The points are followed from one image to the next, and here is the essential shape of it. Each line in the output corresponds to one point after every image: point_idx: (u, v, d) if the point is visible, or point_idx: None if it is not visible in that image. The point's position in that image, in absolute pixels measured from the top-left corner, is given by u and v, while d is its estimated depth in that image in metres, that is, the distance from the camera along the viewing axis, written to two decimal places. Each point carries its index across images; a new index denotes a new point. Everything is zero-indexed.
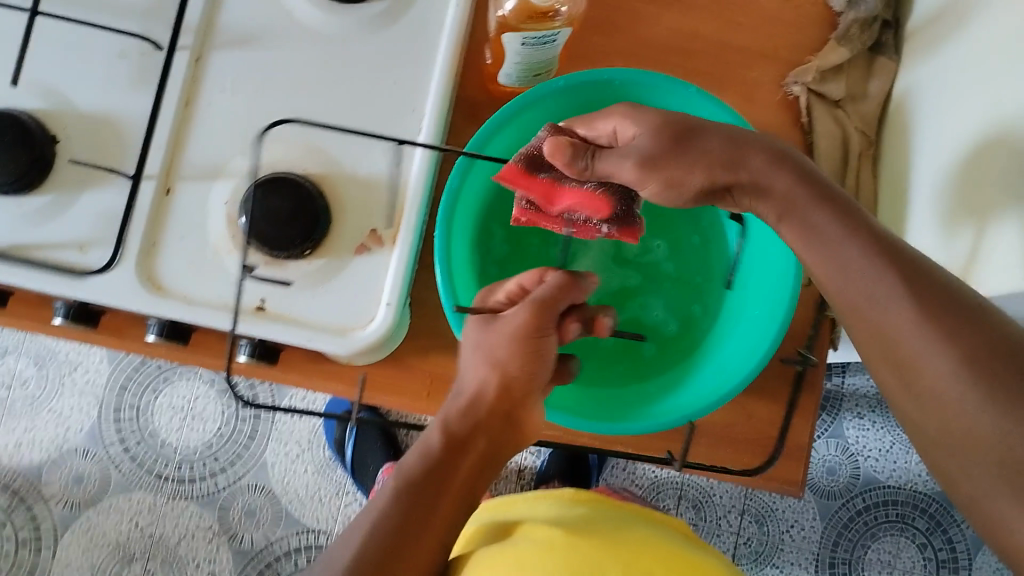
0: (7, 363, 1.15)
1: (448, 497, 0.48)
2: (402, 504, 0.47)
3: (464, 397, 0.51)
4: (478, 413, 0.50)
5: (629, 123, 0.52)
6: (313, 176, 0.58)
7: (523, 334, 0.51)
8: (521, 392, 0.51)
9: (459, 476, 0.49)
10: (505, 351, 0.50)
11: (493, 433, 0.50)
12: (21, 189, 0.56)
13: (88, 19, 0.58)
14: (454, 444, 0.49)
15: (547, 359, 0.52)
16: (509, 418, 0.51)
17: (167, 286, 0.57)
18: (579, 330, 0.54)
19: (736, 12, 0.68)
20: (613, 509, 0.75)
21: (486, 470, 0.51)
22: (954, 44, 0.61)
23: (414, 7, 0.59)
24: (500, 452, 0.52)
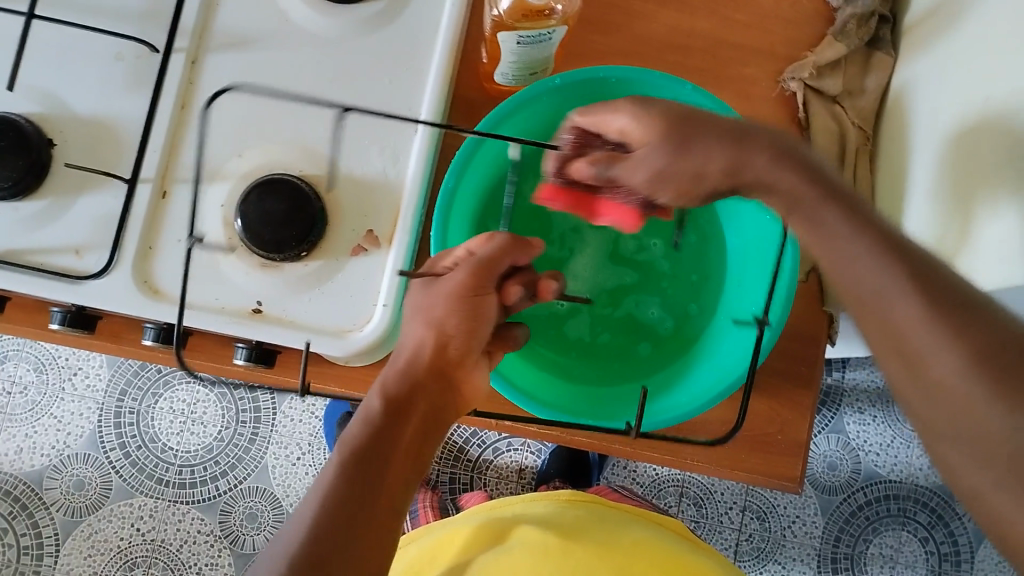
0: (7, 369, 1.15)
1: (395, 462, 0.46)
2: (350, 473, 0.44)
3: (403, 358, 0.49)
4: (418, 372, 0.48)
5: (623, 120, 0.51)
6: (309, 177, 0.58)
7: (459, 291, 0.50)
8: (461, 352, 0.50)
9: (405, 440, 0.47)
10: (442, 307, 0.50)
11: (433, 396, 0.49)
12: (17, 194, 0.56)
13: (84, 23, 0.58)
14: (395, 406, 0.47)
15: (483, 318, 0.51)
16: (447, 378, 0.50)
17: (164, 290, 0.57)
18: (522, 293, 0.53)
19: (732, 9, 0.68)
20: (610, 511, 0.75)
21: (429, 434, 0.49)
22: (951, 37, 0.61)
23: (410, 6, 0.59)
24: (442, 416, 0.50)
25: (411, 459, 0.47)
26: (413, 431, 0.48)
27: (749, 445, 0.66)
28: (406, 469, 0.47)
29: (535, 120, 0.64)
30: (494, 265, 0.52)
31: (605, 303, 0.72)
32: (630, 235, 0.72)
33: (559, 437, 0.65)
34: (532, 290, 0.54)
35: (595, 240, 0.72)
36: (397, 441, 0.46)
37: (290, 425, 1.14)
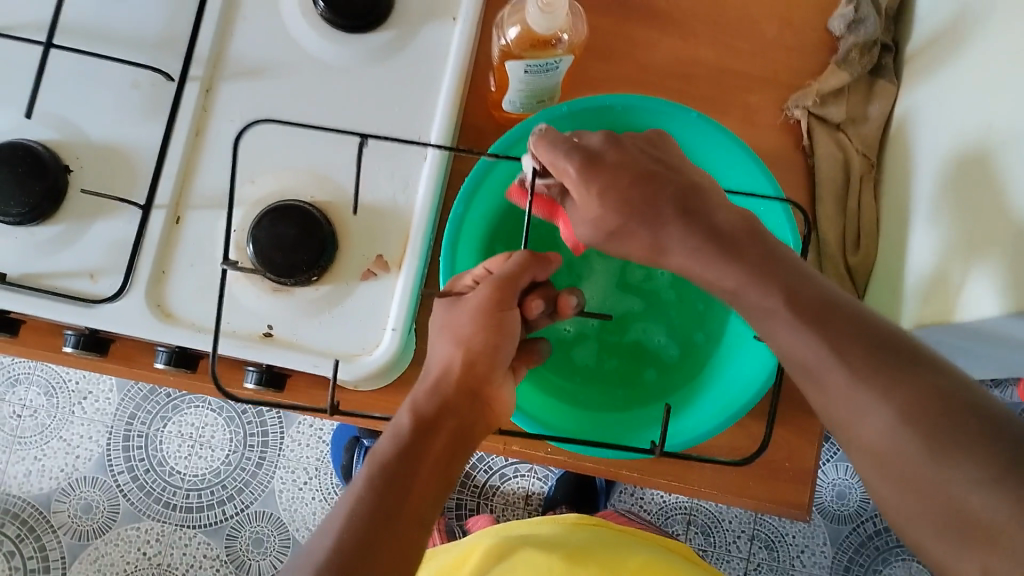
0: (18, 393, 1.16)
1: (421, 480, 0.46)
2: (373, 492, 0.45)
3: (430, 378, 0.50)
4: (447, 390, 0.49)
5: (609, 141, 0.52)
6: (319, 204, 0.59)
7: (485, 307, 0.50)
8: (488, 369, 0.50)
9: (432, 459, 0.47)
10: (468, 325, 0.50)
11: (464, 414, 0.49)
12: (33, 219, 0.57)
13: (102, 52, 0.60)
14: (422, 425, 0.47)
15: (510, 334, 0.51)
16: (477, 397, 0.49)
17: (176, 313, 0.58)
18: (543, 308, 0.52)
19: (737, 38, 0.69)
20: (617, 535, 0.75)
21: (460, 454, 0.49)
22: (953, 66, 0.62)
23: (421, 36, 0.61)
24: (474, 435, 0.50)
25: (440, 477, 0.47)
26: (443, 449, 0.48)
27: (755, 471, 0.66)
28: (434, 487, 0.47)
29: None
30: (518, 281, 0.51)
31: (611, 330, 0.72)
32: (637, 265, 0.73)
33: (566, 463, 0.65)
34: (554, 304, 0.54)
35: (604, 268, 0.73)
36: (424, 459, 0.46)
37: (298, 450, 1.14)
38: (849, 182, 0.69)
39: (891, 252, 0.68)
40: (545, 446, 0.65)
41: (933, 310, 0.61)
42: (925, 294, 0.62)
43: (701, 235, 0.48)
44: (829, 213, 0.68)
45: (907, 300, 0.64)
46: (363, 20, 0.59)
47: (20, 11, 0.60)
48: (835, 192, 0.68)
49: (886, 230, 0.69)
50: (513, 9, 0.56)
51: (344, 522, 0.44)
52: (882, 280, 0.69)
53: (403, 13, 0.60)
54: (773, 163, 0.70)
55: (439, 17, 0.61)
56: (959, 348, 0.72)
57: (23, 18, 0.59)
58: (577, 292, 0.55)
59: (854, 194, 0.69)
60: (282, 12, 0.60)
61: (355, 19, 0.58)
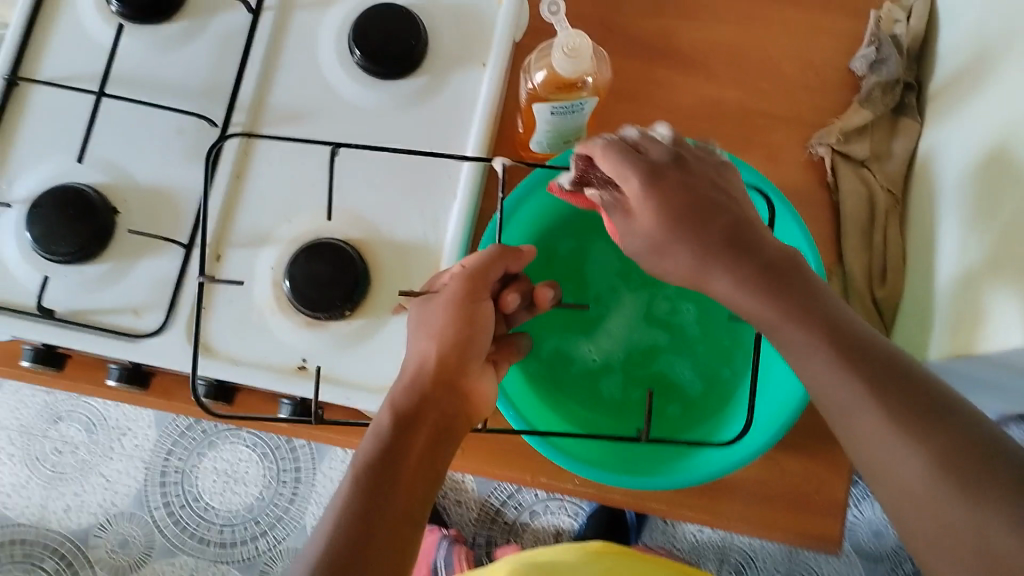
0: (60, 429, 1.19)
1: (408, 472, 0.46)
2: (362, 486, 0.44)
3: (407, 374, 0.50)
4: (425, 384, 0.50)
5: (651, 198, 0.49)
6: (354, 241, 0.61)
7: (455, 298, 0.53)
8: (460, 362, 0.52)
9: (416, 450, 0.47)
10: (441, 319, 0.52)
11: (441, 410, 0.50)
12: (82, 258, 0.59)
13: (149, 100, 0.63)
14: (402, 418, 0.48)
15: (480, 324, 0.54)
16: (455, 391, 0.51)
17: (214, 347, 0.60)
18: (519, 300, 0.56)
19: (759, 80, 0.70)
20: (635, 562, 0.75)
21: (445, 447, 0.49)
22: (974, 103, 0.63)
23: (451, 81, 0.63)
24: (456, 430, 0.50)
25: (428, 470, 0.47)
26: (427, 443, 0.48)
27: (785, 504, 0.66)
28: (424, 480, 0.47)
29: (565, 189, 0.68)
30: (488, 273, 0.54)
31: (637, 361, 0.73)
32: (664, 298, 0.74)
33: (594, 494, 0.65)
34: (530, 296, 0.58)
35: (632, 301, 0.74)
36: (409, 451, 0.47)
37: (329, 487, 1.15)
38: (875, 216, 0.69)
39: (917, 286, 0.68)
40: (573, 478, 0.65)
41: (960, 341, 0.61)
42: (952, 328, 0.62)
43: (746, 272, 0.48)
44: (855, 248, 0.69)
45: (932, 338, 0.64)
46: (398, 66, 0.61)
47: (74, 62, 0.63)
48: (860, 229, 0.69)
49: (914, 265, 0.69)
50: (540, 54, 0.58)
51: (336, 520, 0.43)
52: (908, 314, 0.69)
53: (436, 59, 0.63)
54: (798, 200, 0.70)
55: (469, 62, 0.63)
56: (988, 382, 0.72)
57: (77, 69, 0.63)
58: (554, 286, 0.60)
59: (881, 229, 0.69)
60: (320, 60, 0.63)
61: (390, 65, 0.61)
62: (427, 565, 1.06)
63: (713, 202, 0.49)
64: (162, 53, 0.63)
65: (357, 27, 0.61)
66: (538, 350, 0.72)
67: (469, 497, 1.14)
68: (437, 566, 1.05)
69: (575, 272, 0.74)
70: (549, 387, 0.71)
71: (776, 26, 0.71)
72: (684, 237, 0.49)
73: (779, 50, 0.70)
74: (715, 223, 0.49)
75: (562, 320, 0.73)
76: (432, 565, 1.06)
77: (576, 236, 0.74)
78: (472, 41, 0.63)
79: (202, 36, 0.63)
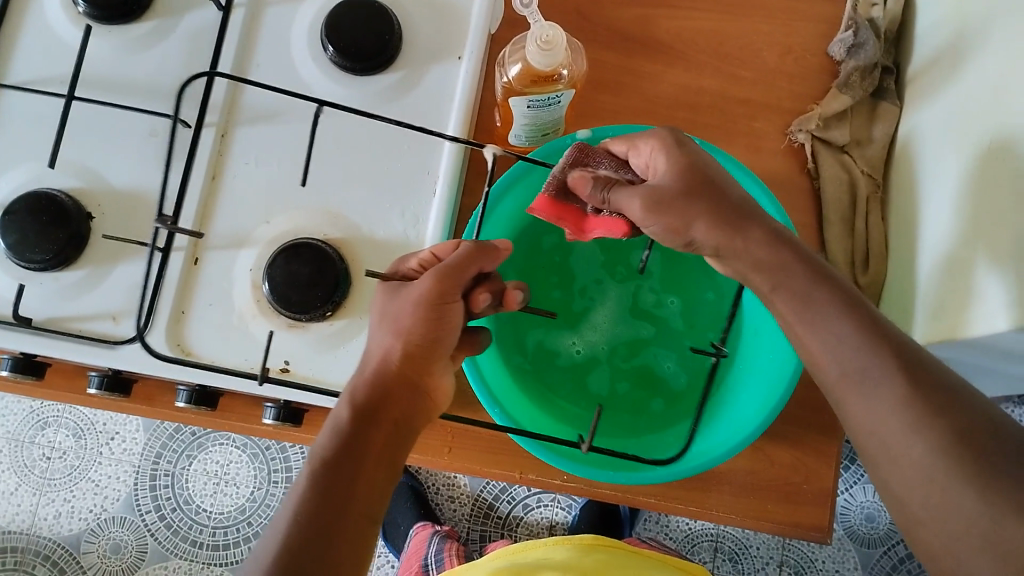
0: (47, 435, 1.18)
1: (368, 471, 0.47)
2: (317, 488, 0.45)
3: (370, 368, 0.50)
4: (388, 379, 0.49)
5: (661, 155, 0.53)
6: (333, 241, 0.60)
7: (424, 299, 0.50)
8: (425, 357, 0.51)
9: (376, 446, 0.48)
10: (408, 318, 0.50)
11: (404, 403, 0.50)
12: (58, 265, 0.59)
13: (122, 102, 0.62)
14: (364, 414, 0.48)
15: (447, 325, 0.51)
16: (417, 385, 0.51)
17: (196, 352, 0.60)
18: (489, 301, 0.54)
19: (738, 67, 0.70)
20: (623, 556, 0.75)
21: (402, 442, 0.50)
22: (953, 85, 0.62)
23: (427, 76, 0.62)
24: (413, 424, 0.51)
25: (385, 467, 0.48)
26: (385, 439, 0.49)
27: (774, 495, 0.66)
28: (381, 478, 0.48)
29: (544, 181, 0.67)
30: (463, 272, 0.51)
31: (621, 354, 0.73)
32: (649, 290, 0.74)
33: (583, 490, 0.65)
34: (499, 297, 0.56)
35: (616, 294, 0.74)
36: (367, 450, 0.47)
37: None
38: (857, 203, 0.69)
39: (900, 271, 0.68)
40: (561, 474, 0.65)
41: (944, 326, 0.61)
42: (937, 314, 0.62)
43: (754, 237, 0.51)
44: (838, 235, 0.69)
45: (917, 324, 0.65)
46: (373, 62, 0.60)
47: (44, 65, 0.62)
48: (842, 216, 0.69)
49: (896, 251, 0.69)
50: (514, 48, 0.58)
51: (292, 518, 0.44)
52: (892, 299, 0.69)
53: (411, 54, 0.62)
54: (780, 188, 0.70)
55: (444, 57, 0.63)
56: (974, 368, 0.72)
57: (47, 72, 0.62)
58: (523, 288, 0.58)
59: (862, 216, 0.70)
60: (293, 59, 0.62)
61: (365, 61, 0.60)
62: (417, 563, 1.01)
63: (718, 178, 0.53)
64: (132, 53, 0.62)
65: (328, 23, 0.60)
66: (523, 346, 0.72)
67: (462, 493, 1.15)
68: (428, 564, 1.00)
69: (560, 266, 0.74)
70: (535, 383, 0.71)
71: (754, 12, 0.70)
72: (695, 194, 0.51)
73: (757, 37, 0.70)
74: (722, 189, 0.53)
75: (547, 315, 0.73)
76: (423, 561, 1.01)
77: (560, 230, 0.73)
78: (447, 35, 0.63)
79: (173, 36, 0.62)
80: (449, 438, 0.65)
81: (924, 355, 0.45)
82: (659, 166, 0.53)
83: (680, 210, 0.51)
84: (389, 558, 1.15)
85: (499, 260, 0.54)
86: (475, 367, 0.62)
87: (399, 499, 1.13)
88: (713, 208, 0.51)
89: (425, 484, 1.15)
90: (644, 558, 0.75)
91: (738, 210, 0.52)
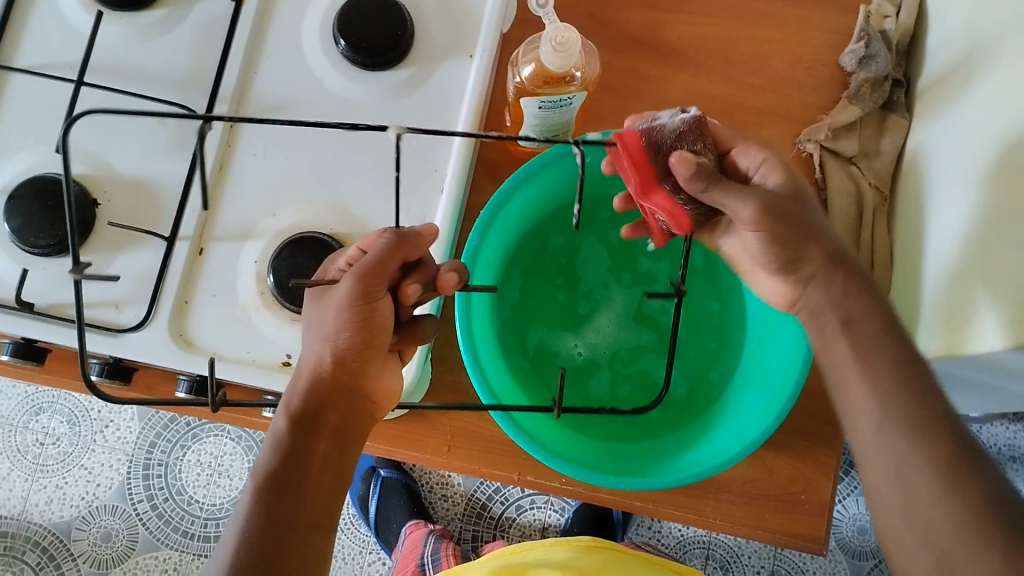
0: (41, 421, 1.18)
1: (313, 480, 0.47)
2: (266, 499, 0.45)
3: (303, 374, 0.49)
4: (321, 388, 0.48)
5: (777, 169, 0.54)
6: (339, 236, 0.60)
7: (346, 302, 0.48)
8: (360, 361, 0.49)
9: (319, 454, 0.48)
10: (333, 323, 0.48)
11: (345, 407, 0.49)
12: (63, 250, 0.59)
13: (131, 89, 0.61)
14: (303, 420, 0.48)
15: (378, 319, 0.49)
16: (355, 390, 0.50)
17: (197, 342, 0.59)
18: (419, 292, 0.51)
19: (748, 74, 0.70)
20: (625, 557, 0.75)
21: (347, 446, 0.50)
22: (964, 100, 0.62)
23: (439, 72, 0.62)
24: (357, 428, 0.50)
25: (332, 474, 0.48)
26: (327, 446, 0.48)
27: (772, 504, 0.66)
28: (329, 487, 0.47)
29: (554, 181, 0.67)
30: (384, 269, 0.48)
31: (623, 360, 0.73)
32: (654, 297, 0.74)
33: (583, 493, 0.65)
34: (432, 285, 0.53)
35: (621, 299, 0.74)
36: (311, 459, 0.47)
37: None
38: (863, 216, 0.70)
39: (906, 286, 0.68)
40: (559, 476, 0.65)
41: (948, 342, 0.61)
42: (941, 328, 0.62)
43: (816, 261, 0.52)
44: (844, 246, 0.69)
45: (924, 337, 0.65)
46: (384, 58, 0.60)
47: (55, 50, 0.62)
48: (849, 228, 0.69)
49: (901, 265, 0.69)
50: (527, 48, 0.58)
51: (242, 531, 0.45)
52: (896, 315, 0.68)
53: (422, 51, 0.62)
54: None
55: (455, 55, 0.62)
56: (974, 385, 0.72)
57: (56, 57, 0.62)
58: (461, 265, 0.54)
59: (869, 230, 0.70)
60: (304, 51, 0.62)
61: (377, 57, 0.60)
62: (414, 562, 1.00)
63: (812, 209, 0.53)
64: (144, 41, 0.62)
65: (341, 17, 0.60)
66: (524, 344, 0.73)
67: (456, 492, 1.15)
68: (424, 563, 0.99)
69: (566, 268, 0.75)
70: (535, 381, 0.71)
71: (766, 21, 0.70)
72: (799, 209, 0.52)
73: (769, 46, 0.70)
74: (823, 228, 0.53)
75: (551, 316, 0.74)
76: (419, 560, 1.00)
77: (565, 232, 0.74)
78: (458, 32, 0.63)
79: (184, 25, 0.62)
80: (449, 438, 0.65)
81: (914, 387, 0.48)
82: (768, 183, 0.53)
83: (784, 219, 0.51)
84: (380, 555, 1.15)
85: (427, 243, 0.52)
86: (479, 368, 0.60)
87: (393, 497, 1.13)
88: (821, 249, 0.52)
89: (419, 482, 1.15)
90: (647, 560, 0.75)
91: (835, 258, 0.52)
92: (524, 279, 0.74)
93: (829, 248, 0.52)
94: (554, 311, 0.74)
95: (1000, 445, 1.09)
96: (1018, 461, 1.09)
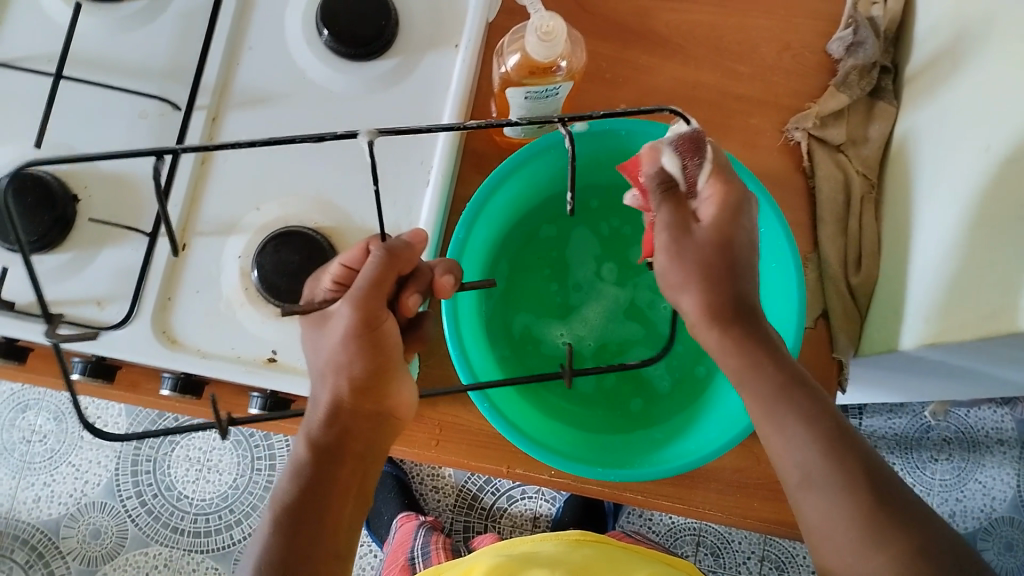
0: (28, 418, 1.16)
1: (334, 509, 0.46)
2: None
3: (322, 405, 0.47)
4: (346, 418, 0.47)
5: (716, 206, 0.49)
6: (324, 229, 0.60)
7: (349, 332, 0.46)
8: (377, 386, 0.47)
9: (339, 482, 0.47)
10: (340, 351, 0.46)
11: (368, 436, 0.48)
12: (44, 247, 0.58)
13: (111, 82, 0.60)
14: (323, 451, 0.46)
15: (388, 343, 0.48)
16: (378, 415, 0.48)
17: (181, 339, 0.58)
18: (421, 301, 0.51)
19: (734, 62, 0.70)
20: (613, 550, 0.75)
21: (369, 472, 0.49)
22: (952, 86, 0.62)
23: (423, 63, 0.61)
24: (379, 453, 0.49)
25: (352, 502, 0.47)
26: (350, 474, 0.47)
27: (761, 493, 0.66)
28: (349, 515, 0.47)
29: (539, 171, 0.66)
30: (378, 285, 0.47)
31: (610, 353, 0.73)
32: (646, 290, 0.74)
33: (572, 484, 0.65)
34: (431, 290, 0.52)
35: (611, 293, 0.74)
36: (329, 488, 0.46)
37: None
38: (850, 202, 0.69)
39: (890, 275, 0.68)
40: (549, 469, 0.65)
41: (932, 331, 0.60)
42: (924, 316, 0.61)
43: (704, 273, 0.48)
44: (831, 235, 0.69)
45: (907, 329, 0.64)
46: (367, 48, 0.59)
47: (31, 43, 0.60)
48: (836, 215, 0.69)
49: (886, 253, 0.69)
50: (512, 38, 0.58)
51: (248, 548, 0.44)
52: (881, 304, 0.68)
53: (406, 41, 0.61)
54: (775, 185, 0.70)
55: (440, 44, 0.61)
56: (964, 374, 0.72)
57: (34, 50, 0.60)
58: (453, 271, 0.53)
59: (856, 216, 0.69)
60: (287, 42, 0.61)
61: (362, 47, 0.59)
62: (404, 555, 1.00)
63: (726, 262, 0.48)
64: (123, 33, 0.61)
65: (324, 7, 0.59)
66: (510, 330, 0.72)
67: (446, 484, 1.14)
68: (414, 556, 0.98)
69: (555, 260, 0.74)
70: (520, 370, 0.70)
71: (753, 8, 0.70)
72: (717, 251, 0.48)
73: (756, 33, 0.70)
74: (739, 275, 0.49)
75: (540, 306, 0.74)
76: (409, 554, 0.99)
77: (552, 223, 0.74)
78: (443, 21, 0.62)
79: (164, 17, 0.61)
80: (438, 432, 0.65)
81: None
82: (705, 214, 0.49)
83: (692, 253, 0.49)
84: (372, 547, 1.15)
85: (419, 253, 0.50)
86: (466, 361, 0.59)
87: (382, 489, 1.13)
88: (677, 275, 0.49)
89: (410, 473, 1.15)
90: (637, 553, 0.75)
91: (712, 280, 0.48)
92: (510, 269, 0.73)
93: (718, 295, 0.48)
94: (540, 303, 0.74)
95: (987, 429, 1.10)
96: (1005, 444, 1.09)
